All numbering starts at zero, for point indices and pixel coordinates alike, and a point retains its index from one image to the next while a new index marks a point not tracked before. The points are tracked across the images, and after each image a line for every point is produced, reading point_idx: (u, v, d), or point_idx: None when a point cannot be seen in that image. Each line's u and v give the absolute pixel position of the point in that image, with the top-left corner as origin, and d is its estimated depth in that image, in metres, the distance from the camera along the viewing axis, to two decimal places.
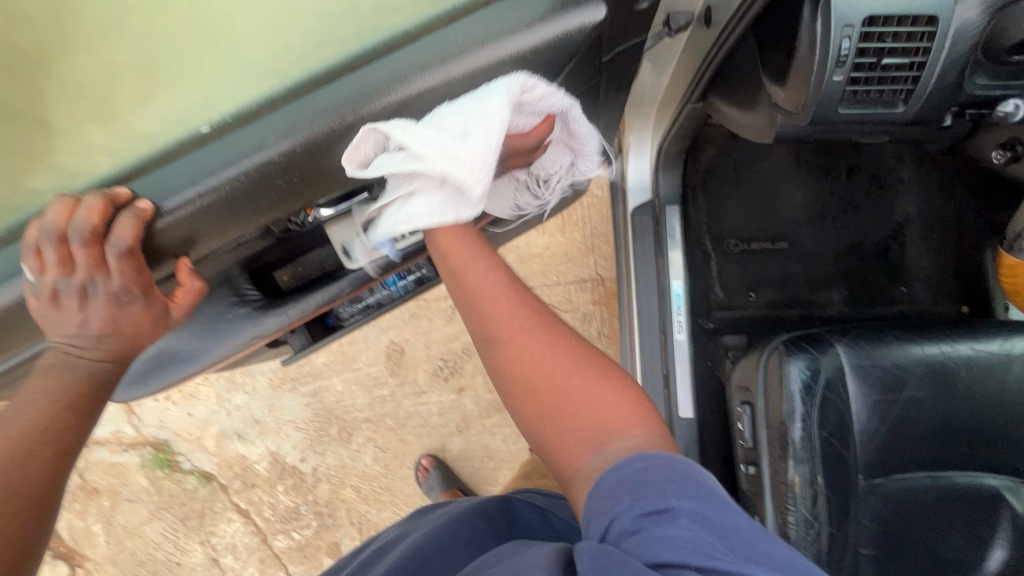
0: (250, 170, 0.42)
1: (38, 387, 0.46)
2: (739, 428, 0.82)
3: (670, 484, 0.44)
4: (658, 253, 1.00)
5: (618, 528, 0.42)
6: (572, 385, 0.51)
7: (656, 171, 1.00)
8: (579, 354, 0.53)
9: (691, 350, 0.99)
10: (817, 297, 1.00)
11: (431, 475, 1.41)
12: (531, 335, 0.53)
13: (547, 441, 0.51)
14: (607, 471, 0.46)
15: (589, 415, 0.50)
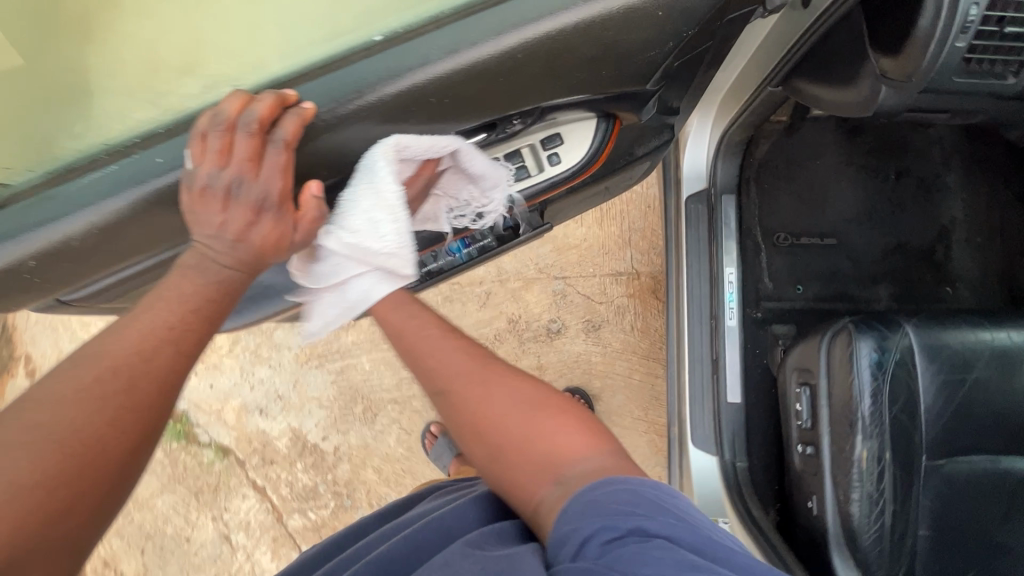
0: (410, 85, 0.44)
1: (175, 284, 0.47)
2: (797, 409, 0.84)
3: (638, 507, 0.51)
4: (712, 241, 1.02)
5: (590, 546, 0.49)
6: (507, 425, 0.60)
7: (713, 159, 1.02)
8: (526, 407, 0.61)
9: (740, 336, 1.00)
10: (864, 292, 1.03)
11: (436, 444, 1.40)
12: (487, 385, 0.62)
13: (509, 486, 0.59)
14: (571, 499, 0.53)
15: (539, 448, 0.58)
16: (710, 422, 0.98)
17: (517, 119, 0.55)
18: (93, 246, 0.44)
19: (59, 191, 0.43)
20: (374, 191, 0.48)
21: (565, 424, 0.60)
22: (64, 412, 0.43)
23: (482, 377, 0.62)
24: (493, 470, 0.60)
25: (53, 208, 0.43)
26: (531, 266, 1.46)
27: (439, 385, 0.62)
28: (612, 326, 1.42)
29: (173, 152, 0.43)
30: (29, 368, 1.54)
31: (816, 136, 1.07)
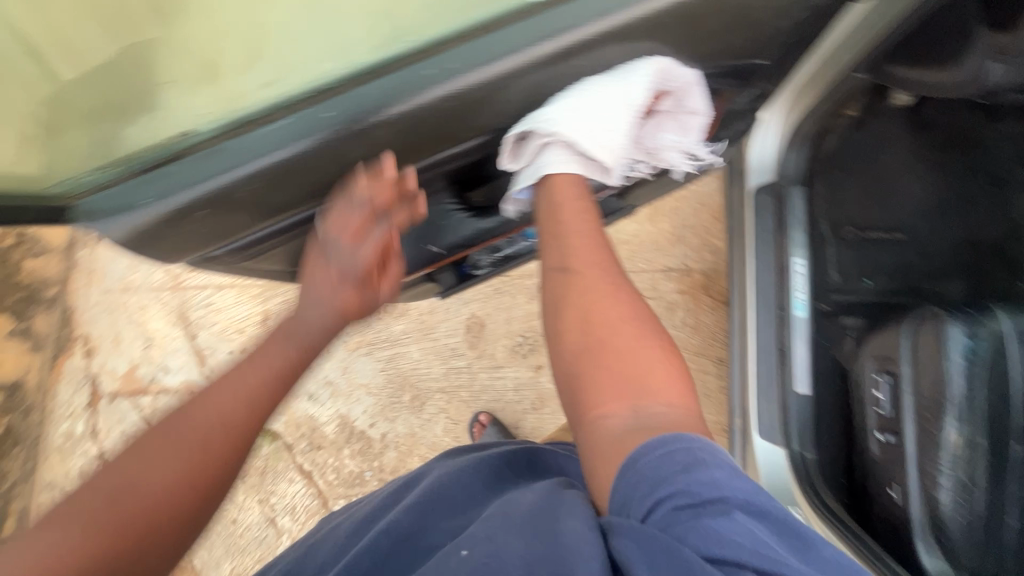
0: (558, 47, 0.52)
1: (272, 358, 0.62)
2: (875, 398, 0.81)
3: (720, 475, 0.45)
4: (779, 233, 1.04)
5: (661, 511, 0.44)
6: (617, 329, 0.57)
7: (783, 150, 1.03)
8: (653, 339, 0.56)
9: (810, 328, 0.99)
10: (934, 287, 1.03)
11: (489, 431, 1.42)
12: (622, 299, 0.59)
13: (583, 385, 0.55)
14: (646, 445, 0.47)
15: (629, 373, 0.54)
16: (774, 412, 0.98)
17: None
18: (261, 193, 0.55)
19: (229, 144, 0.52)
20: (625, 91, 0.59)
21: (668, 370, 0.55)
22: (164, 449, 0.52)
23: (622, 292, 0.59)
24: (574, 356, 0.57)
25: (245, 150, 0.52)
26: None
27: (570, 265, 0.61)
28: (662, 322, 1.43)
29: (361, 101, 0.52)
30: (87, 348, 1.54)
31: (884, 130, 1.06)
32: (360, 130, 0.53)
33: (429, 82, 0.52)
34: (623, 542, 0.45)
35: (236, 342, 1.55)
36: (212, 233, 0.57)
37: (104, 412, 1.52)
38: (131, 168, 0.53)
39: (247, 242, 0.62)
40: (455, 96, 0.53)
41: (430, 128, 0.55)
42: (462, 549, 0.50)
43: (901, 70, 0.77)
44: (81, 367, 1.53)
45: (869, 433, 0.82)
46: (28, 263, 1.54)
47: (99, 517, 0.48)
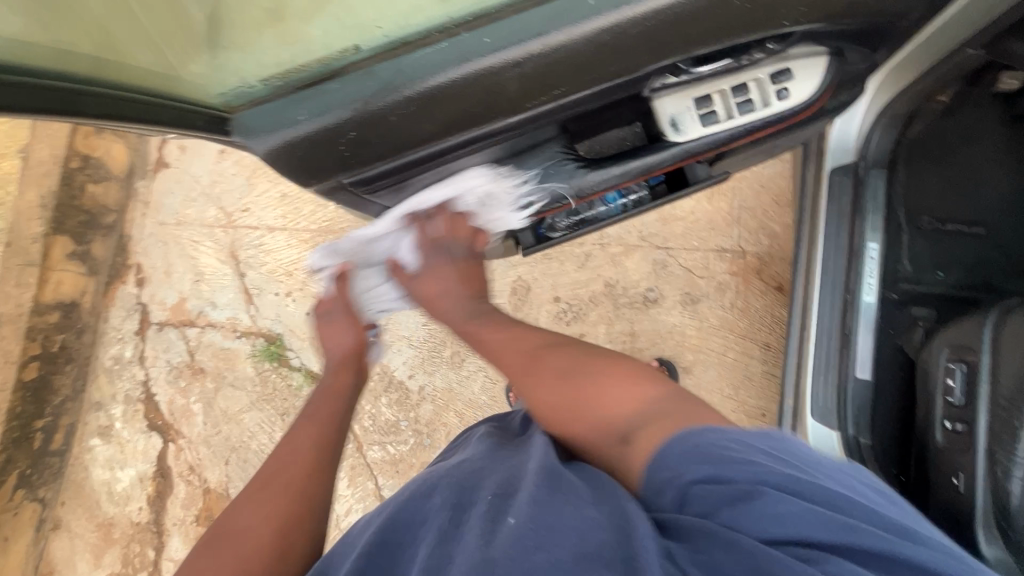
0: None
1: (333, 403, 0.88)
2: (946, 385, 0.82)
3: (752, 467, 0.54)
4: (854, 217, 1.01)
5: (696, 505, 0.55)
6: (571, 392, 0.72)
7: (868, 130, 1.00)
8: (569, 373, 0.74)
9: (877, 314, 0.98)
10: (1010, 284, 1.00)
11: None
12: (539, 369, 0.77)
13: (582, 438, 0.70)
14: (666, 443, 0.60)
15: (586, 411, 0.70)
16: (829, 394, 0.97)
17: (769, 43, 0.61)
18: (412, 120, 0.55)
19: (378, 67, 0.53)
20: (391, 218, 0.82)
21: (606, 379, 0.72)
22: (272, 480, 0.74)
23: (533, 364, 0.78)
24: (561, 428, 0.72)
25: (394, 72, 0.53)
26: (634, 233, 1.45)
27: (516, 375, 0.80)
28: (710, 302, 1.42)
29: (510, 32, 0.51)
30: (139, 277, 1.58)
31: (977, 120, 1.02)
32: (514, 59, 0.52)
33: (590, 14, 0.50)
34: (672, 529, 0.54)
35: (284, 285, 1.55)
36: (353, 157, 0.58)
37: (152, 339, 1.56)
38: (286, 85, 0.55)
39: (374, 174, 0.63)
40: (604, 32, 0.51)
41: (574, 66, 0.53)
42: (509, 517, 0.56)
43: (1019, 47, 0.74)
44: (133, 295, 1.57)
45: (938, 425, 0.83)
46: (89, 188, 1.56)
47: (247, 528, 0.68)
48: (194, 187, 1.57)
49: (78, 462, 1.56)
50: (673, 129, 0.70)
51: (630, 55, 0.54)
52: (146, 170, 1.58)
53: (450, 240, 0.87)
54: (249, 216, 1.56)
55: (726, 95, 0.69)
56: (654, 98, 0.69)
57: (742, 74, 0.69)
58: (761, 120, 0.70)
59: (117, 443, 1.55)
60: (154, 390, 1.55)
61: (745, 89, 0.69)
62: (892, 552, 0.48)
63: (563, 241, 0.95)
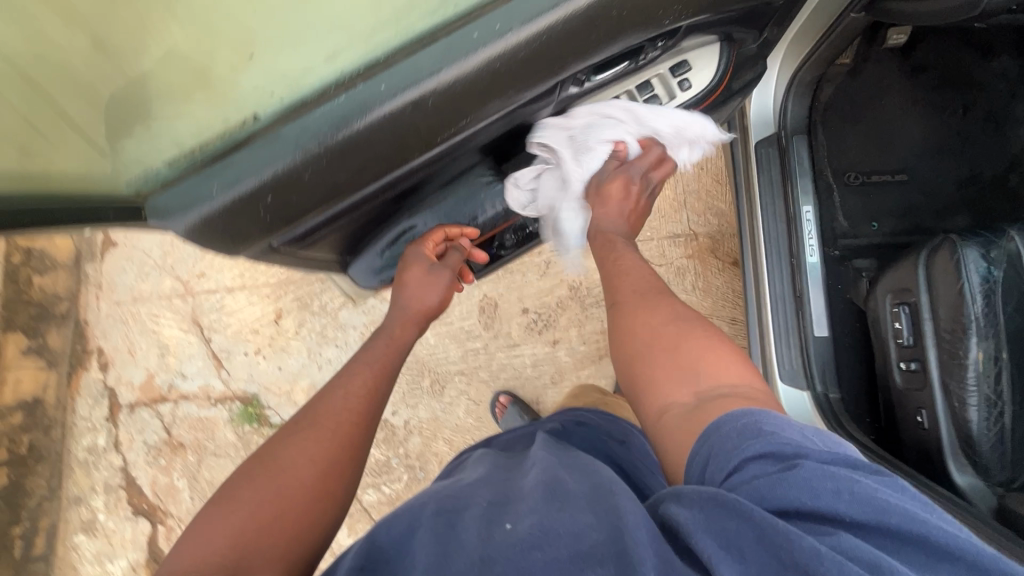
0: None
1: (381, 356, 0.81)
2: (895, 328, 0.85)
3: (795, 440, 0.46)
4: (785, 184, 1.05)
5: (737, 477, 0.46)
6: (673, 342, 0.61)
7: (783, 101, 1.05)
8: (678, 325, 0.63)
9: (823, 273, 1.02)
10: (943, 224, 1.04)
11: (511, 412, 1.42)
12: (652, 304, 0.67)
13: (646, 384, 0.61)
14: (732, 416, 0.50)
15: (685, 365, 0.58)
16: (794, 357, 1.00)
17: (659, 43, 0.64)
18: (328, 175, 0.55)
19: (285, 131, 0.53)
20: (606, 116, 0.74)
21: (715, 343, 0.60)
22: (318, 428, 0.69)
23: (650, 298, 0.68)
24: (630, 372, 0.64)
25: (292, 136, 0.52)
26: None
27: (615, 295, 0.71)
28: (673, 287, 1.45)
29: (402, 75, 0.52)
30: (102, 361, 1.53)
31: (878, 76, 1.09)
32: (414, 101, 0.53)
33: (477, 46, 0.52)
34: (699, 504, 0.45)
35: (252, 344, 1.53)
36: (276, 220, 0.58)
37: (125, 422, 1.52)
38: (195, 163, 0.54)
39: (306, 230, 0.64)
40: (496, 60, 0.52)
41: (473, 94, 0.55)
42: (508, 524, 0.54)
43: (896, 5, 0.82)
44: (98, 381, 1.53)
45: (894, 366, 0.86)
46: (36, 280, 1.53)
47: (289, 466, 0.65)
48: (146, 261, 1.55)
49: (65, 563, 1.50)
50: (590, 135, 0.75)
51: (523, 71, 0.55)
52: (94, 252, 1.55)
53: (656, 169, 0.79)
54: (207, 281, 1.54)
55: (633, 95, 0.74)
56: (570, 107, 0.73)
57: (645, 72, 0.73)
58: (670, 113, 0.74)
59: (103, 535, 1.50)
60: (134, 474, 1.50)
61: (650, 86, 0.73)
62: (937, 538, 0.41)
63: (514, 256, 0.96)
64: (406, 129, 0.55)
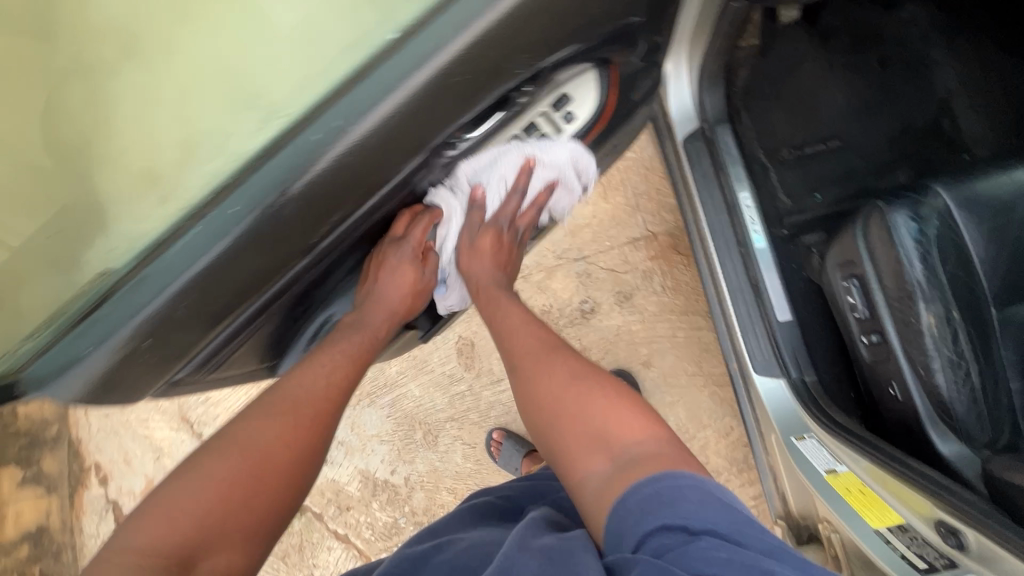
0: (433, 71, 0.51)
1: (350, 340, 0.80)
2: (850, 303, 0.82)
3: (699, 505, 0.57)
4: (719, 174, 1.04)
5: (650, 542, 0.56)
6: (583, 405, 0.72)
7: (699, 94, 1.04)
8: (582, 388, 0.74)
9: (774, 256, 1.00)
10: (884, 183, 1.02)
11: (506, 446, 1.41)
12: (553, 363, 0.78)
13: (565, 452, 0.70)
14: (634, 487, 0.60)
15: (589, 422, 0.71)
16: (764, 346, 0.98)
17: (527, 88, 0.63)
18: (200, 303, 0.53)
19: (149, 272, 0.51)
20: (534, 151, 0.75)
21: (616, 407, 0.71)
22: (290, 404, 0.72)
23: (546, 354, 0.79)
24: (547, 441, 0.73)
25: (152, 282, 0.51)
26: (549, 255, 1.47)
27: (517, 360, 0.82)
28: (643, 292, 1.43)
29: (257, 187, 0.51)
30: (100, 476, 1.53)
31: (790, 49, 1.08)
32: (269, 207, 0.51)
33: (319, 147, 0.51)
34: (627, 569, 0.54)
35: None
36: (169, 354, 0.56)
37: None
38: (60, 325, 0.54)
39: (203, 356, 0.60)
40: (349, 152, 0.51)
41: (335, 188, 0.53)
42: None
43: None
44: (100, 496, 1.53)
45: (858, 340, 0.83)
46: (22, 408, 1.54)
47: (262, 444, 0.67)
48: None
49: None
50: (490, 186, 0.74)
51: (387, 151, 0.54)
52: None
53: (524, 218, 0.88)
54: None
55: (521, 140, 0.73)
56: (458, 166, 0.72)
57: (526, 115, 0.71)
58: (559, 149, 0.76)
59: None
60: None
61: (535, 127, 0.73)
62: None
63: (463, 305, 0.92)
64: (281, 237, 0.53)
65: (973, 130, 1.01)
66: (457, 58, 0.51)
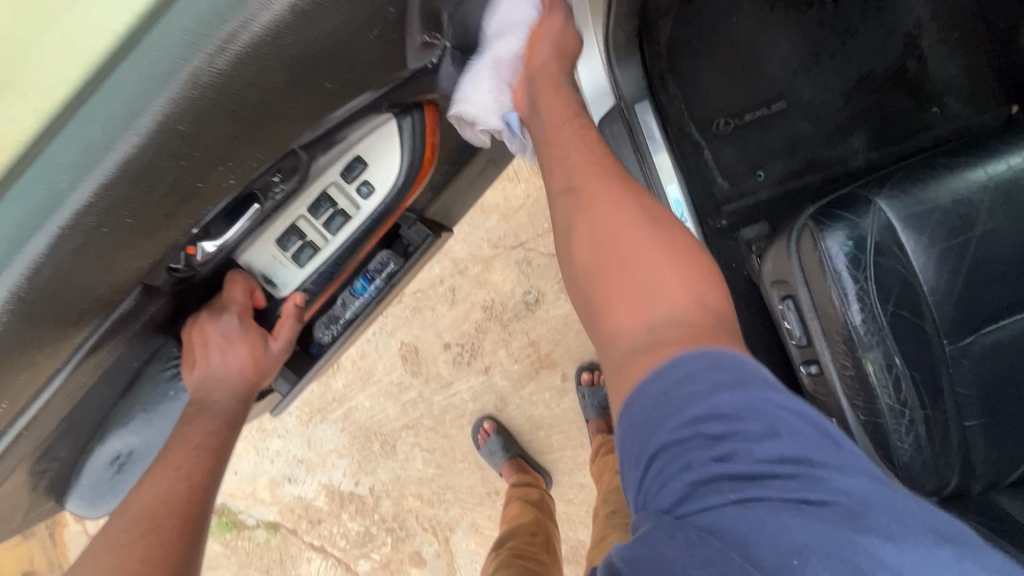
0: (59, 236, 0.34)
1: (199, 426, 0.55)
2: (787, 327, 0.70)
3: (714, 369, 0.41)
4: (642, 162, 0.85)
5: (671, 474, 0.40)
6: (630, 247, 0.50)
7: (611, 70, 0.82)
8: (657, 246, 0.50)
9: (708, 255, 0.84)
10: (837, 152, 0.87)
11: (492, 439, 1.30)
12: (616, 194, 0.53)
13: (601, 307, 0.51)
14: (644, 378, 0.43)
15: (643, 287, 0.49)
16: None
17: (278, 178, 0.46)
18: None
19: None
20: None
21: (685, 270, 0.49)
22: (138, 503, 0.52)
23: (612, 182, 0.54)
24: (576, 290, 0.55)
25: None
26: (485, 244, 1.32)
27: (575, 189, 0.55)
28: None
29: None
30: None
31: None
32: None
33: None
34: (625, 457, 0.44)
35: None
36: None
37: None
38: None
39: None
40: None
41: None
42: None
43: None
44: None
45: (798, 367, 0.72)
46: None
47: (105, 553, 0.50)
48: None
49: None
50: (271, 285, 0.54)
51: (104, 295, 0.39)
52: None
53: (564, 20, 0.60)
54: None
55: (311, 220, 0.52)
56: (234, 257, 0.51)
57: (310, 186, 0.51)
58: (363, 226, 0.55)
59: None
60: None
61: (327, 201, 0.52)
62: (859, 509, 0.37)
63: (338, 351, 0.78)
64: None
65: (941, 76, 0.85)
66: (129, 166, 0.33)
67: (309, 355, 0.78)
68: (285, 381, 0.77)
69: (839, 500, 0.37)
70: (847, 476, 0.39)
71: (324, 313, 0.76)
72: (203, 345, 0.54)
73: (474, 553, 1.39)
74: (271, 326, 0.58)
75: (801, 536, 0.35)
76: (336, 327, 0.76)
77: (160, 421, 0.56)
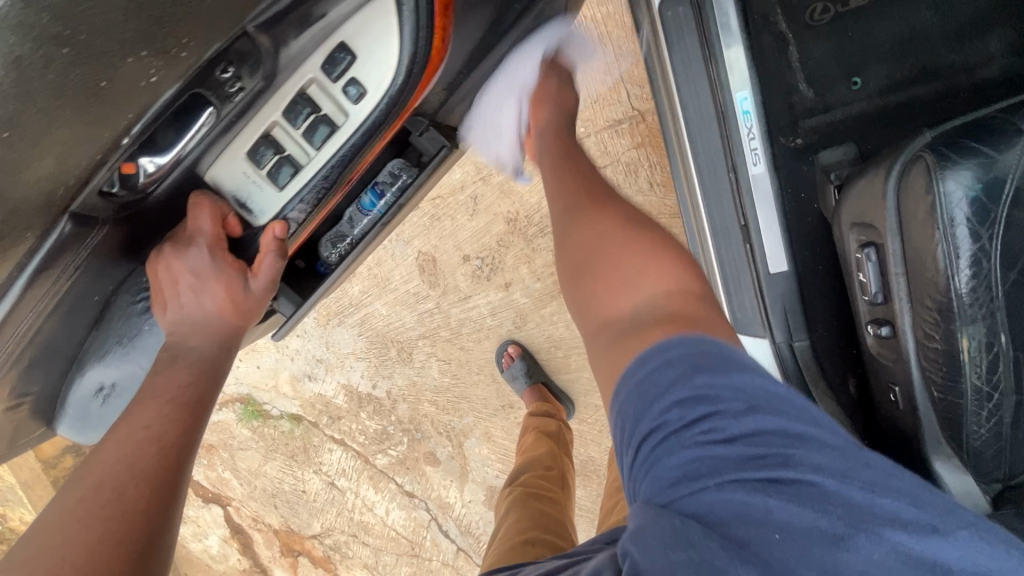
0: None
1: (172, 382, 0.50)
2: (860, 280, 0.58)
3: (685, 347, 0.41)
4: (709, 60, 0.69)
5: (659, 457, 0.38)
6: (593, 237, 0.52)
7: None
8: (625, 235, 0.51)
9: (774, 185, 0.70)
10: (960, 58, 0.69)
11: (515, 364, 1.26)
12: (599, 206, 0.55)
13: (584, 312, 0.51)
14: (625, 372, 0.42)
15: (610, 267, 0.49)
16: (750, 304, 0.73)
17: (229, 70, 0.38)
18: None
19: None
20: None
21: (657, 254, 0.49)
22: (102, 465, 0.45)
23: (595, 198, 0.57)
24: (567, 294, 0.54)
25: None
26: None
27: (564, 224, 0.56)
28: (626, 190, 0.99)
29: None
30: None
31: None
32: None
33: None
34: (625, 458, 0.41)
35: None
36: None
37: None
38: None
39: None
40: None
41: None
42: None
43: None
44: None
45: (863, 325, 0.60)
46: None
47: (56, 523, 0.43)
48: None
49: None
50: (246, 210, 0.48)
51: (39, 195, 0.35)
52: None
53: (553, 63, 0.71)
54: None
55: (287, 129, 0.44)
56: (199, 173, 0.44)
57: (282, 88, 0.42)
58: (352, 140, 0.46)
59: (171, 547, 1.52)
60: None
61: (305, 104, 0.43)
62: (854, 501, 0.34)
63: (349, 273, 0.71)
64: None
65: None
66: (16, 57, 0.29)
67: (317, 274, 0.70)
68: (288, 303, 0.69)
69: (832, 482, 0.35)
70: (840, 459, 0.36)
71: (330, 230, 0.69)
72: (172, 285, 0.50)
73: (487, 459, 1.36)
74: (250, 261, 0.54)
75: (788, 527, 0.33)
76: (343, 245, 0.68)
77: (137, 357, 0.51)
